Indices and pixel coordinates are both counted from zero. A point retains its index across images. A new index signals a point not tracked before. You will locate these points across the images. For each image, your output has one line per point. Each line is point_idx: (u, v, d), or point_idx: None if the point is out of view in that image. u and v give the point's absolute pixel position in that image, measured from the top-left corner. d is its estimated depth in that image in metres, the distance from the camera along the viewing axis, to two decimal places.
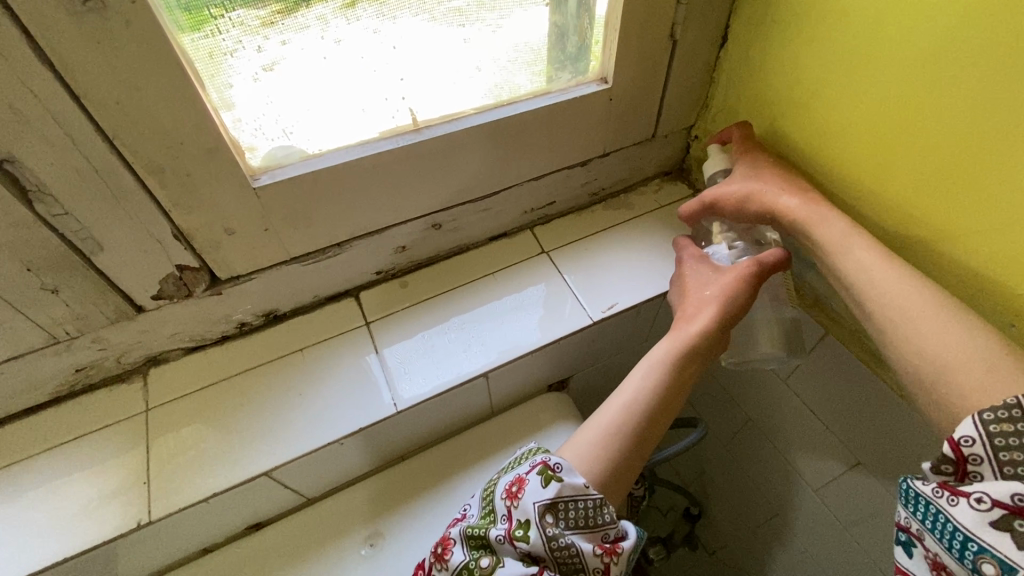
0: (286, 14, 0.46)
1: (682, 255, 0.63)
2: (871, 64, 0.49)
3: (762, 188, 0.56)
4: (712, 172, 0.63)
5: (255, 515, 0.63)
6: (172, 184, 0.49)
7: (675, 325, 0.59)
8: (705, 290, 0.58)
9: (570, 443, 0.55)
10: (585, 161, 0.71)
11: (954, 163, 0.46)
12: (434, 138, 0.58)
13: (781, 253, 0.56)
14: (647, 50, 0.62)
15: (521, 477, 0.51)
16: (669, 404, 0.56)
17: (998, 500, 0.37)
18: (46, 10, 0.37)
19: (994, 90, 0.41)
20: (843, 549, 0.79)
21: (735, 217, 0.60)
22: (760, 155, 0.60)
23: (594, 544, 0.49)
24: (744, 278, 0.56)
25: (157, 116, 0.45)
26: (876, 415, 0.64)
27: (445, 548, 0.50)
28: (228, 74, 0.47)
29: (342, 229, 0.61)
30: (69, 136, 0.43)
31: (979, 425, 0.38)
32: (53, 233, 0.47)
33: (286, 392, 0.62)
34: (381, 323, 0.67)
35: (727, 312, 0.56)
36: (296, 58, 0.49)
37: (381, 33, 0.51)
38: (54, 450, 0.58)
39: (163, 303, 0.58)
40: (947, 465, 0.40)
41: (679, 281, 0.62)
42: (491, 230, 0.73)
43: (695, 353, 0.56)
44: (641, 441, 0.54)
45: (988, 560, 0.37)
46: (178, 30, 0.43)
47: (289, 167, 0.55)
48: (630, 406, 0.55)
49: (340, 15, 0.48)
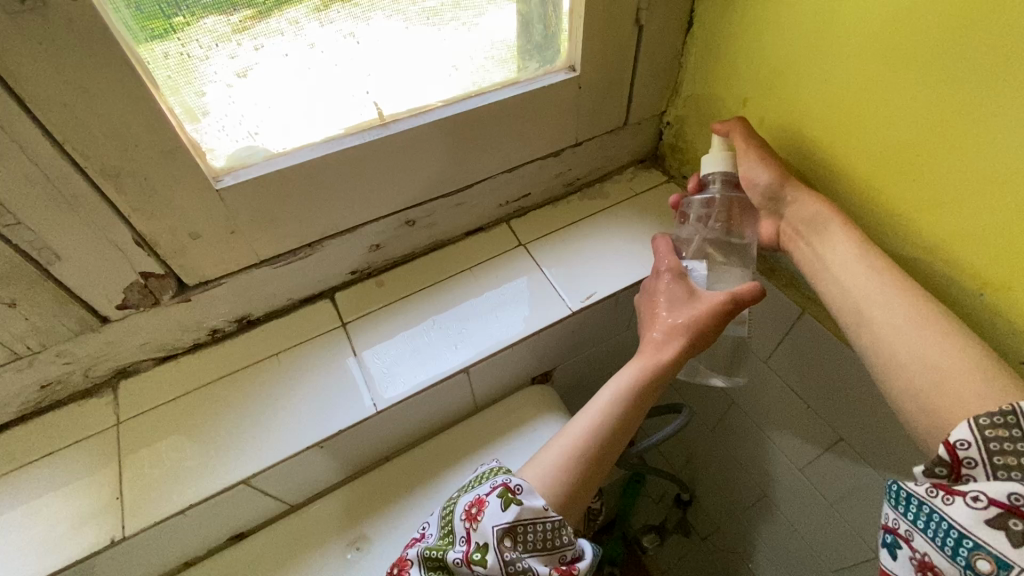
0: (257, 19, 0.45)
1: (661, 267, 0.59)
2: (830, 47, 0.49)
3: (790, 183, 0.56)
4: (712, 174, 0.59)
5: (237, 524, 0.61)
6: (130, 188, 0.48)
7: (643, 347, 0.59)
8: (675, 316, 0.57)
9: (534, 460, 0.54)
10: (557, 152, 0.71)
11: (910, 142, 0.46)
12: (402, 133, 0.57)
13: (760, 287, 0.54)
14: (614, 36, 0.61)
15: (480, 498, 0.51)
16: (630, 426, 0.56)
17: (993, 499, 0.36)
18: None
19: (945, 70, 0.41)
20: (831, 527, 0.80)
21: (751, 192, 0.59)
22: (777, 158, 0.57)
23: (550, 567, 0.48)
24: (718, 312, 0.54)
25: (108, 118, 0.43)
26: (854, 392, 0.64)
27: (401, 570, 0.50)
28: (200, 81, 0.46)
29: (312, 229, 0.60)
30: (14, 141, 0.41)
31: (975, 428, 0.38)
32: (7, 244, 0.46)
33: (263, 398, 0.61)
34: (358, 323, 0.67)
35: (694, 342, 0.56)
36: (268, 63, 0.48)
37: (354, 36, 0.51)
38: (21, 469, 0.56)
39: (129, 312, 0.56)
40: (940, 467, 0.40)
41: (649, 298, 0.60)
42: (466, 225, 0.73)
43: (658, 381, 0.57)
44: (602, 461, 0.54)
45: (982, 557, 0.36)
46: (148, 39, 0.42)
47: (253, 167, 0.53)
48: (595, 425, 0.55)
49: (312, 18, 0.47)
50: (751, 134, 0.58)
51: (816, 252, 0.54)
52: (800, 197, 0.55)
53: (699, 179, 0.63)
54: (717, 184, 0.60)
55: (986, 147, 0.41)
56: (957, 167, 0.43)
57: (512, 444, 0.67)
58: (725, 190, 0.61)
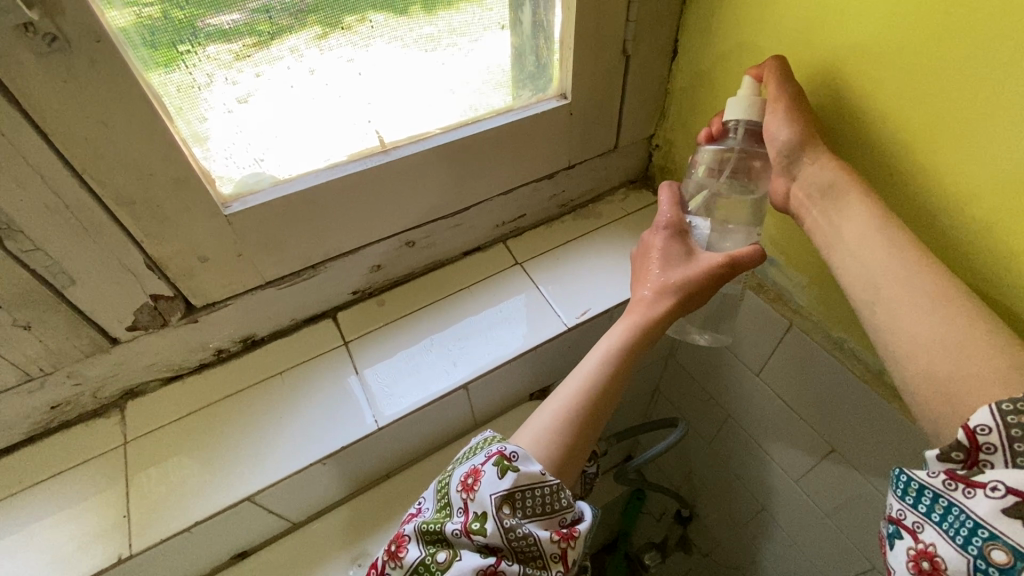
0: (259, 47, 0.47)
1: (659, 222, 0.59)
2: (809, 70, 0.52)
3: (807, 149, 0.51)
4: (736, 120, 0.54)
5: (241, 543, 0.62)
6: (143, 215, 0.50)
7: (633, 305, 0.58)
8: (666, 274, 0.56)
9: (527, 425, 0.54)
10: (551, 174, 0.74)
11: (892, 143, 0.48)
12: (401, 159, 0.60)
13: (758, 251, 0.54)
14: (602, 67, 0.65)
15: (476, 468, 0.49)
16: (621, 385, 0.55)
17: (1012, 487, 0.34)
18: (14, 55, 0.38)
19: (916, 80, 0.44)
20: (829, 540, 0.80)
21: (770, 149, 0.53)
22: (807, 116, 0.51)
23: (551, 531, 0.47)
24: (710, 272, 0.54)
25: (126, 150, 0.46)
26: (843, 403, 0.66)
27: (399, 545, 0.47)
28: (203, 108, 0.49)
29: (316, 251, 0.63)
30: (37, 172, 0.44)
31: (996, 413, 0.35)
32: (24, 269, 0.48)
33: (267, 417, 0.62)
34: (359, 342, 0.68)
35: (684, 302, 0.56)
36: (268, 89, 0.51)
37: (354, 61, 0.53)
38: (29, 490, 0.57)
39: (138, 333, 0.58)
40: (957, 452, 0.37)
41: (645, 255, 0.60)
42: (464, 245, 0.75)
43: (647, 337, 0.56)
44: (593, 421, 0.54)
45: (997, 547, 0.33)
46: (151, 66, 0.44)
47: (260, 193, 0.56)
48: (585, 388, 0.54)
49: (312, 45, 0.50)
50: (785, 80, 0.51)
51: (828, 219, 0.51)
52: (820, 158, 0.51)
53: (721, 124, 0.58)
54: (739, 134, 0.56)
55: (991, 145, 0.41)
56: (957, 168, 0.44)
57: None
58: (745, 142, 0.57)
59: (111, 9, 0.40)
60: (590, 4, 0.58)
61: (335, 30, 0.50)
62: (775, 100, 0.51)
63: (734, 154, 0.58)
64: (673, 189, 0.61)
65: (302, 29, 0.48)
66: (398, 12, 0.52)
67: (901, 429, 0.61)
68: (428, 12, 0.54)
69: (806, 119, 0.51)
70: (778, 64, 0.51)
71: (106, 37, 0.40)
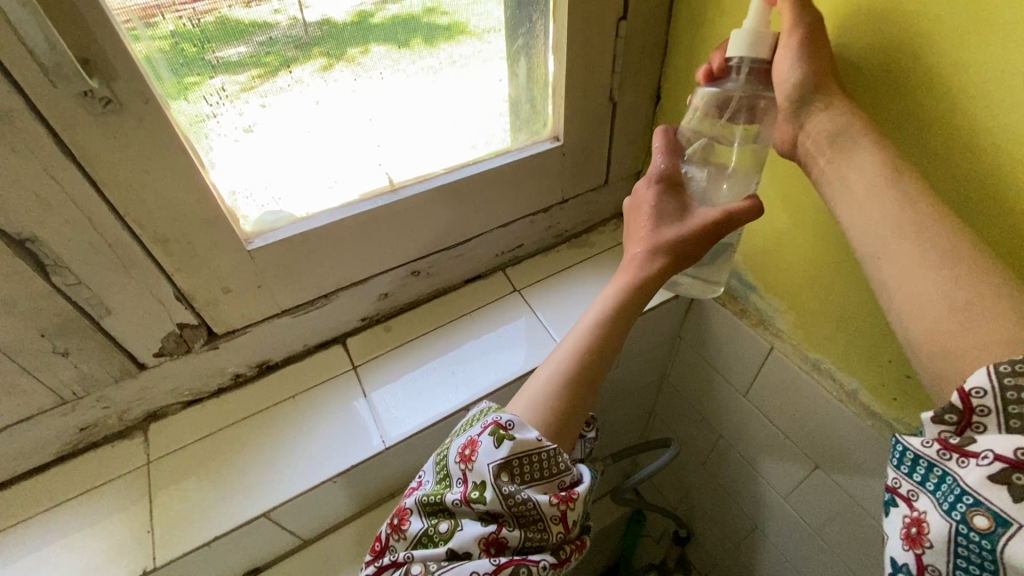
0: (264, 78, 0.52)
1: (653, 175, 0.58)
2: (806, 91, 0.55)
3: (812, 89, 0.49)
4: (739, 57, 0.51)
5: (255, 558, 0.65)
6: (175, 251, 0.55)
7: (625, 263, 0.57)
8: (660, 231, 0.56)
9: (521, 394, 0.55)
10: (546, 208, 0.79)
11: (908, 137, 0.48)
12: (409, 197, 0.66)
13: (756, 203, 0.52)
14: (592, 112, 0.71)
15: (473, 440, 0.51)
16: (614, 349, 0.56)
17: (1000, 454, 0.33)
18: (72, 114, 0.43)
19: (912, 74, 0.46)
20: (821, 557, 0.82)
21: (777, 89, 0.50)
22: (816, 52, 0.48)
23: (550, 494, 0.50)
24: (704, 228, 0.53)
25: (163, 194, 0.51)
26: (826, 420, 0.70)
27: (402, 519, 0.51)
28: (211, 136, 0.52)
29: (329, 282, 0.68)
30: (85, 215, 0.49)
31: (993, 376, 0.34)
32: (67, 301, 0.53)
33: (281, 437, 0.66)
34: (367, 366, 0.73)
35: (678, 258, 0.55)
36: (275, 118, 0.55)
37: (357, 92, 0.58)
38: (58, 507, 0.60)
39: (164, 359, 0.63)
40: (950, 414, 0.36)
41: (636, 210, 0.59)
42: (466, 274, 0.80)
43: (640, 296, 0.56)
44: (587, 386, 0.55)
45: (981, 513, 0.33)
46: (167, 98, 0.48)
47: (279, 230, 0.61)
48: (578, 351, 0.55)
49: (317, 77, 0.54)
50: (802, 11, 0.48)
51: (835, 171, 0.49)
52: (832, 102, 0.48)
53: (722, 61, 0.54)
54: (740, 73, 0.53)
55: (1001, 124, 0.42)
56: (953, 166, 0.46)
57: None
58: (748, 84, 0.53)
59: (139, 41, 0.44)
60: (579, 58, 0.65)
61: (339, 63, 0.55)
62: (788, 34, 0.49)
63: (736, 96, 0.54)
64: (668, 134, 0.59)
65: (306, 61, 0.53)
66: (399, 46, 0.57)
67: (879, 445, 0.64)
68: (430, 45, 0.59)
69: (816, 59, 0.49)
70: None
71: (153, 98, 0.46)
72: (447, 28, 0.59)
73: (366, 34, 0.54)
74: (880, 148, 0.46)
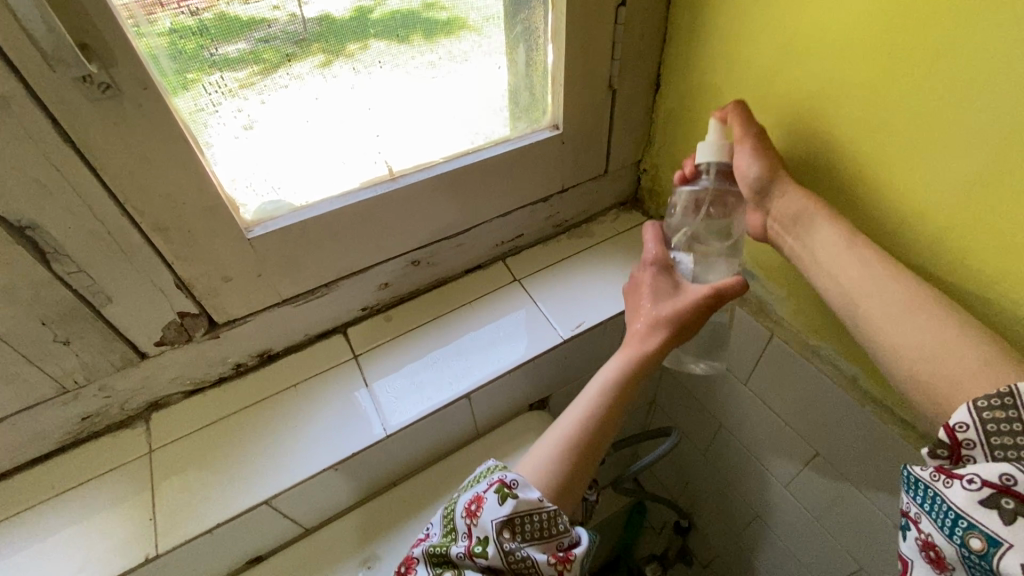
0: (263, 74, 0.52)
1: (647, 262, 0.64)
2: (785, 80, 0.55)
3: (771, 181, 0.56)
4: (706, 162, 0.60)
5: (258, 546, 0.66)
6: (175, 239, 0.55)
7: (628, 338, 0.62)
8: (658, 307, 0.61)
9: (529, 455, 0.58)
10: (546, 197, 0.79)
11: (885, 137, 0.49)
12: (408, 185, 0.66)
13: (742, 282, 0.57)
14: (591, 99, 0.71)
15: (479, 495, 0.53)
16: (619, 416, 0.59)
17: (987, 480, 0.35)
18: (71, 100, 0.43)
19: (890, 71, 0.46)
20: (822, 543, 0.83)
21: (742, 182, 0.58)
22: (769, 151, 0.57)
23: (548, 554, 0.50)
24: (698, 303, 0.58)
25: (163, 182, 0.51)
26: (828, 407, 0.70)
27: (409, 567, 0.52)
28: (213, 131, 0.53)
29: (329, 271, 0.68)
30: (85, 202, 0.49)
31: (973, 412, 0.37)
32: (68, 289, 0.53)
33: (282, 426, 0.66)
34: (368, 355, 0.73)
35: (676, 333, 0.60)
36: (274, 114, 0.55)
37: (357, 87, 0.58)
38: (61, 496, 0.61)
39: (165, 348, 0.63)
40: (942, 448, 0.39)
41: (637, 290, 0.65)
42: (466, 264, 0.81)
43: (644, 369, 0.60)
44: (592, 451, 0.58)
45: (976, 536, 0.35)
46: (170, 93, 0.48)
47: (279, 219, 0.61)
48: (583, 419, 0.58)
49: (317, 72, 0.55)
50: (749, 122, 0.57)
51: (804, 246, 0.55)
52: (787, 190, 0.55)
53: (693, 167, 0.64)
54: (710, 174, 0.62)
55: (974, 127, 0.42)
56: (929, 163, 0.46)
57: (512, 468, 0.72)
58: (718, 182, 0.62)
59: (140, 33, 0.44)
60: (578, 45, 0.64)
61: (339, 58, 0.55)
62: (743, 139, 0.57)
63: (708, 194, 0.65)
64: (655, 228, 0.67)
65: (307, 56, 0.53)
66: (398, 40, 0.57)
67: (879, 431, 0.64)
68: (430, 40, 0.60)
69: (771, 156, 0.57)
70: (740, 105, 0.57)
71: (152, 85, 0.46)
72: (446, 23, 0.59)
73: (366, 29, 0.54)
74: (838, 223, 0.52)
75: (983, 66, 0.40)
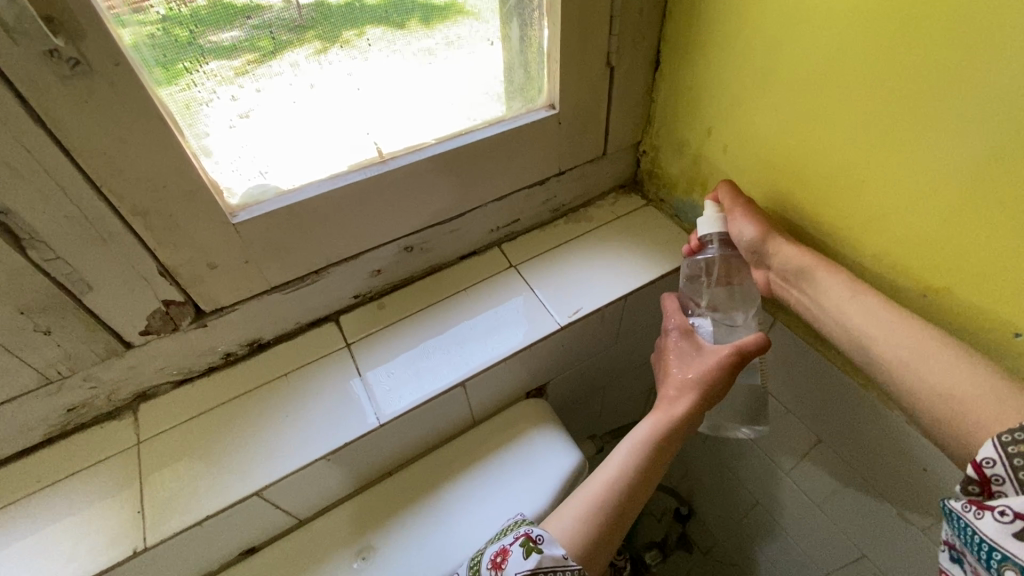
0: (259, 62, 0.50)
1: (668, 326, 0.66)
2: (793, 56, 0.54)
3: (766, 239, 0.61)
4: (709, 235, 0.65)
5: (250, 538, 0.65)
6: (157, 224, 0.53)
7: (658, 403, 0.63)
8: (685, 371, 0.62)
9: (557, 511, 0.57)
10: (543, 180, 0.77)
11: (884, 126, 0.49)
12: (399, 168, 0.63)
13: (763, 338, 0.59)
14: (589, 77, 0.68)
15: (505, 548, 0.54)
16: (648, 484, 0.59)
17: (1018, 512, 0.37)
18: (39, 77, 0.41)
19: (892, 60, 0.46)
20: (822, 530, 0.82)
21: (738, 245, 0.64)
22: (760, 215, 0.62)
23: None
24: (724, 365, 0.59)
25: (140, 163, 0.49)
26: (829, 393, 0.68)
27: None
28: (204, 124, 0.52)
29: (319, 257, 0.66)
30: (60, 186, 0.47)
31: (999, 447, 0.39)
32: (45, 277, 0.51)
33: (273, 416, 0.65)
34: (361, 343, 0.71)
35: (707, 396, 0.60)
36: (268, 104, 0.54)
37: (354, 74, 0.56)
38: (47, 489, 0.60)
39: (150, 337, 0.61)
40: (973, 485, 0.41)
41: (663, 356, 0.67)
42: (461, 250, 0.79)
43: (674, 435, 0.61)
44: (621, 517, 0.57)
45: (1010, 568, 0.37)
46: (156, 84, 0.47)
47: (266, 203, 0.59)
48: (614, 480, 0.58)
49: (312, 60, 0.53)
50: (736, 194, 0.64)
51: (809, 299, 0.59)
52: (783, 248, 0.60)
53: (697, 240, 0.67)
54: (715, 244, 0.66)
55: (969, 119, 0.43)
56: (929, 147, 0.47)
57: (509, 457, 0.71)
58: (722, 249, 0.67)
59: (124, 25, 0.42)
60: (575, 19, 0.62)
61: (335, 45, 0.53)
62: (736, 209, 0.64)
63: (715, 259, 0.69)
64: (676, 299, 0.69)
65: (301, 44, 0.51)
66: (393, 27, 0.56)
67: (881, 417, 0.63)
68: (426, 26, 0.58)
69: (764, 219, 0.62)
70: (726, 184, 0.66)
71: (124, 60, 0.43)
72: (444, 9, 0.57)
73: (361, 16, 0.53)
74: (836, 274, 0.56)
75: (988, 23, 0.39)
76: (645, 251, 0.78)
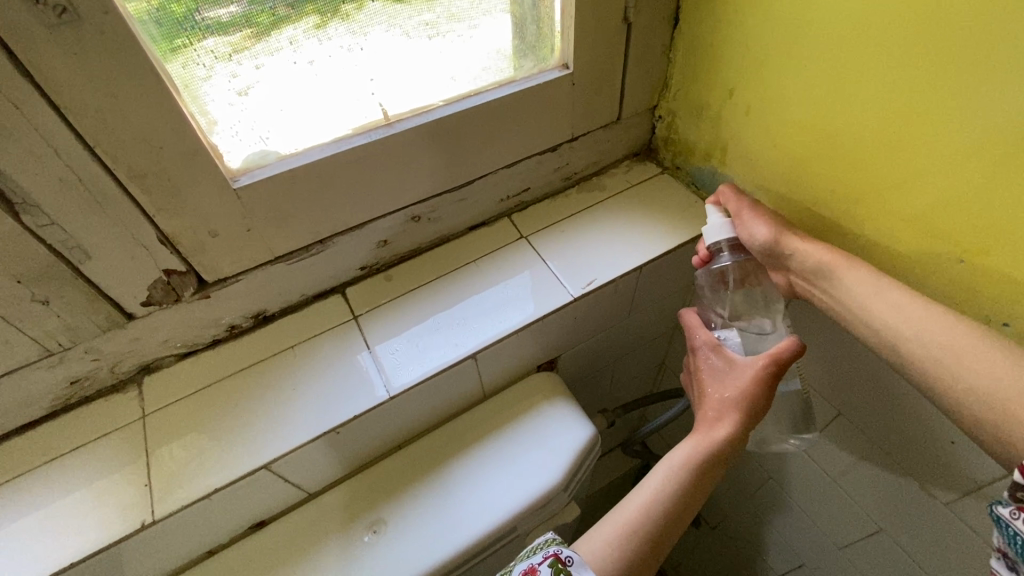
0: (257, 38, 0.49)
1: (695, 343, 0.64)
2: (817, 18, 0.51)
3: (780, 239, 0.60)
4: (716, 242, 0.63)
5: (260, 511, 0.64)
6: (155, 188, 0.51)
7: (697, 426, 0.60)
8: (723, 392, 0.60)
9: (589, 534, 0.55)
10: (555, 146, 0.74)
11: (907, 99, 0.47)
12: (406, 131, 0.60)
13: (798, 343, 0.57)
14: (605, 34, 0.65)
15: (533, 567, 0.50)
16: (688, 509, 0.56)
17: None
18: (24, 25, 0.38)
19: (920, 27, 0.44)
20: (836, 503, 0.82)
21: (751, 248, 0.63)
22: (770, 216, 0.62)
23: None
24: (762, 379, 0.57)
25: (135, 121, 0.46)
26: (849, 365, 0.66)
27: None
28: (205, 100, 0.50)
29: (324, 226, 0.64)
30: (52, 146, 0.45)
31: None
32: (40, 244, 0.49)
33: (280, 390, 0.64)
34: (369, 316, 0.69)
35: (749, 414, 0.58)
36: (269, 79, 0.52)
37: (353, 49, 0.55)
38: (53, 462, 0.59)
39: (152, 309, 0.60)
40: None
41: (697, 376, 0.65)
42: (470, 220, 0.76)
43: (715, 458, 0.58)
44: (658, 544, 0.54)
45: None
46: (158, 54, 0.45)
47: (269, 166, 0.56)
48: (648, 504, 0.55)
49: (312, 35, 0.51)
50: (741, 198, 0.64)
51: (832, 298, 0.57)
52: (799, 247, 0.59)
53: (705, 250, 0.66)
54: (724, 253, 0.64)
55: (1000, 88, 0.41)
56: (956, 117, 0.45)
57: (520, 430, 0.70)
58: (733, 255, 0.65)
59: None
60: None
61: (335, 19, 0.51)
62: (746, 212, 0.63)
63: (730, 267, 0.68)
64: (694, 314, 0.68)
65: (300, 19, 0.50)
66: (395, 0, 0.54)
67: (903, 390, 0.61)
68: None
69: (775, 220, 0.61)
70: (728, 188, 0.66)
71: (113, 8, 0.40)
72: None
73: None
74: (857, 268, 0.55)
75: None
76: (660, 221, 0.76)
